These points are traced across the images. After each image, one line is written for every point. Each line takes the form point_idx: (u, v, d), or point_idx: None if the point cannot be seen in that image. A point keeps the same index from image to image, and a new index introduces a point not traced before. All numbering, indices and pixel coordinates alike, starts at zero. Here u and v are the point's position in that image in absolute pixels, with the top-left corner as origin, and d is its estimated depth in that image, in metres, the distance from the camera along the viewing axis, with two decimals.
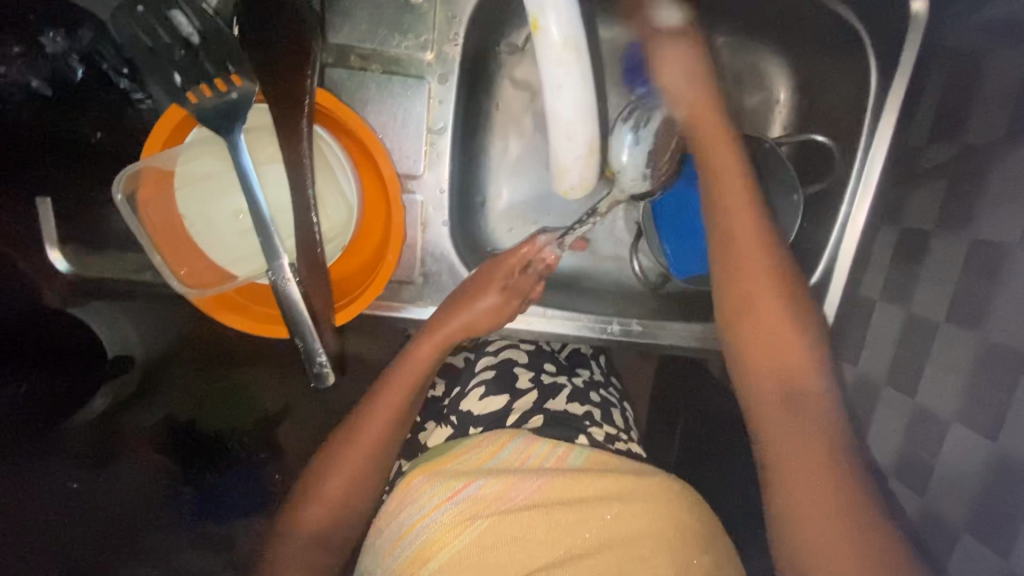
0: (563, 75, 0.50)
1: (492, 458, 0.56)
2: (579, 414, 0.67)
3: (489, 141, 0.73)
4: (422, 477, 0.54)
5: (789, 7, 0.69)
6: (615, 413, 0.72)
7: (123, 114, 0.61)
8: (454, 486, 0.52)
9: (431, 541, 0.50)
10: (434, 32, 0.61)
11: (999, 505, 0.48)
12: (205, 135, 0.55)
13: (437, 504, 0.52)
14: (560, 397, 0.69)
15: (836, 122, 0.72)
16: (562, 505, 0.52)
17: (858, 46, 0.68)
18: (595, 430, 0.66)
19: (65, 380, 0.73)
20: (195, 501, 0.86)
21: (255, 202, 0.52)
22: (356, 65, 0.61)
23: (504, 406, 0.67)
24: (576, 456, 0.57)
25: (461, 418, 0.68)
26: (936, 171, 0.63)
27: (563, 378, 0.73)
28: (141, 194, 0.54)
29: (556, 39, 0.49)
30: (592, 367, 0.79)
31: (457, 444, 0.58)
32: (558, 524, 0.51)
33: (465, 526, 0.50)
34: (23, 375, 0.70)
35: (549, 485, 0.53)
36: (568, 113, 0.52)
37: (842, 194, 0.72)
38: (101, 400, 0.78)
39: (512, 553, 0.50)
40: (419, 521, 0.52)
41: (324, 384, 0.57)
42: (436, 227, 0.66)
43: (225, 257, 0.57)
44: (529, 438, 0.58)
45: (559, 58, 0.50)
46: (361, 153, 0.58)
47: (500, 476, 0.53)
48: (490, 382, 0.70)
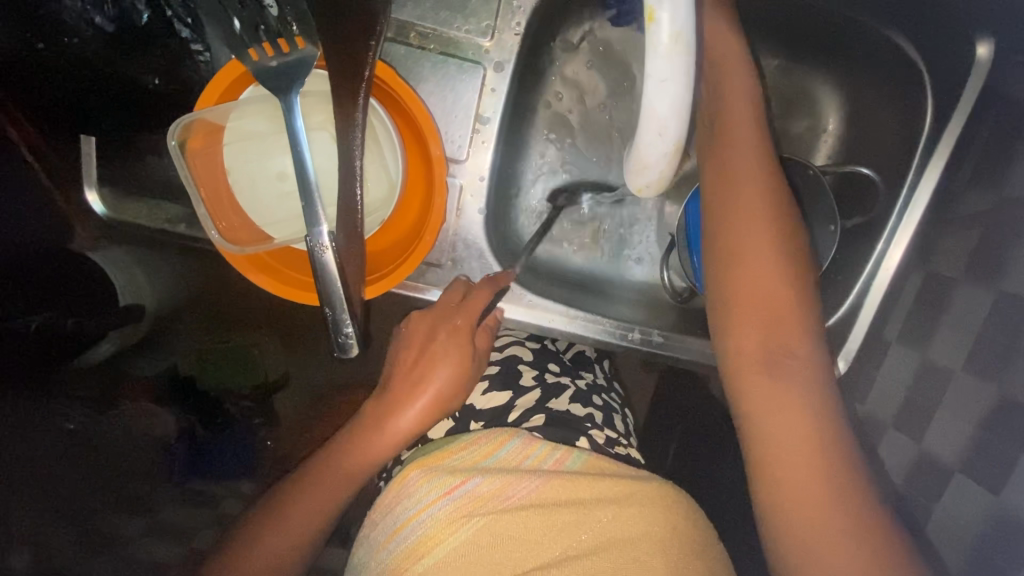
0: (666, 72, 0.40)
1: (489, 456, 0.57)
2: (581, 415, 0.68)
3: (531, 134, 0.73)
4: (417, 472, 0.55)
5: (849, 35, 0.68)
6: (616, 418, 0.74)
7: (181, 63, 0.60)
8: (450, 483, 0.53)
9: (427, 536, 0.51)
10: (496, 19, 0.61)
11: (993, 557, 0.48)
12: (260, 93, 0.55)
13: (433, 500, 0.53)
14: (563, 396, 0.70)
15: (882, 156, 0.72)
16: (557, 506, 0.52)
17: (917, 84, 0.67)
18: (595, 433, 0.67)
19: (67, 320, 0.76)
20: (185, 459, 0.84)
21: (302, 165, 0.52)
22: (415, 43, 0.61)
23: (506, 403, 0.69)
24: (574, 459, 0.58)
25: (464, 412, 0.69)
26: (974, 219, 0.62)
27: (566, 378, 0.74)
28: (190, 143, 0.53)
29: (667, 31, 0.39)
30: (595, 371, 0.80)
31: (453, 441, 0.60)
32: (552, 525, 0.51)
33: (461, 523, 0.51)
34: (30, 307, 0.72)
35: (546, 487, 0.54)
36: (662, 108, 0.42)
37: (881, 231, 0.70)
38: (107, 345, 0.80)
39: (505, 552, 0.49)
40: (415, 516, 0.52)
41: (349, 356, 0.56)
42: (470, 215, 0.66)
43: (264, 218, 0.58)
44: (526, 439, 0.59)
45: (666, 59, 0.40)
46: (410, 131, 0.58)
47: (497, 475, 0.54)
48: (495, 377, 0.72)
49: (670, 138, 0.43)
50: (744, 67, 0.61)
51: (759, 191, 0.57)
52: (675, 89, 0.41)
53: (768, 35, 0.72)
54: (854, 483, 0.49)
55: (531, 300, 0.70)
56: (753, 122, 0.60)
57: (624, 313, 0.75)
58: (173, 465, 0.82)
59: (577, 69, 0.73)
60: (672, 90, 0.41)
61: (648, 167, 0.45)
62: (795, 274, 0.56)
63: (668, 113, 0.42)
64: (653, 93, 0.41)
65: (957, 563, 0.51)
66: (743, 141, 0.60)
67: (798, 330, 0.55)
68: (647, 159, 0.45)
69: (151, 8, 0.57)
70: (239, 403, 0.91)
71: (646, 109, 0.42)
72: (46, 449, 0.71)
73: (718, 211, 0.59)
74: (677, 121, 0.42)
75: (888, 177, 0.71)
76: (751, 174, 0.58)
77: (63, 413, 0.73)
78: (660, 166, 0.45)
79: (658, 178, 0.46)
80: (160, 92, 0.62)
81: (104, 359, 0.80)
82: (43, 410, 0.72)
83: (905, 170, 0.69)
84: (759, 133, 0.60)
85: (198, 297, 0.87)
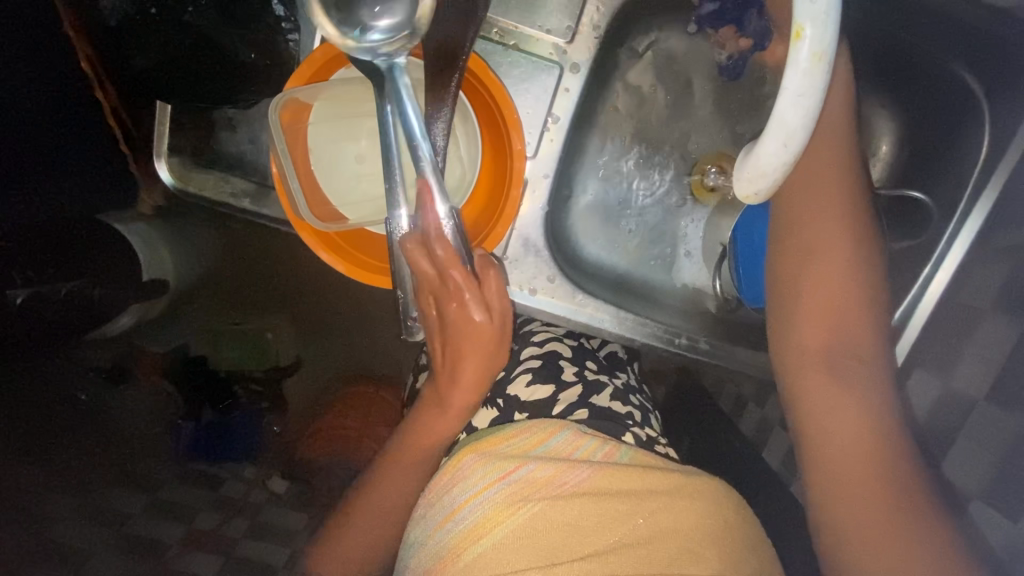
0: (806, 87, 0.39)
1: (541, 444, 0.59)
2: (622, 412, 0.72)
3: (590, 136, 0.75)
4: (473, 456, 0.58)
5: (908, 60, 0.70)
6: (652, 418, 0.77)
7: (274, 44, 0.62)
8: (506, 467, 0.55)
9: (485, 518, 0.53)
10: (576, 22, 0.62)
11: None
12: (351, 76, 0.56)
13: (489, 483, 0.55)
14: (604, 393, 0.73)
15: (933, 182, 0.73)
16: (609, 496, 0.54)
17: (974, 114, 0.69)
18: (637, 430, 0.71)
19: (93, 288, 0.78)
20: (192, 435, 0.89)
21: (388, 150, 0.53)
22: (496, 39, 0.62)
23: (549, 396, 0.71)
24: (622, 454, 0.60)
25: (509, 402, 0.72)
26: (1009, 254, 0.65)
27: (604, 376, 0.76)
28: (284, 119, 0.54)
29: (812, 48, 0.38)
30: (628, 372, 0.82)
31: (504, 428, 0.61)
32: (605, 513, 0.53)
33: (516, 508, 0.53)
34: (61, 275, 0.73)
35: (598, 477, 0.55)
36: (797, 123, 0.40)
37: (931, 255, 0.71)
38: (127, 317, 0.85)
39: (563, 537, 0.52)
40: (472, 498, 0.55)
41: (414, 337, 0.59)
42: (532, 211, 0.68)
43: (342, 198, 0.59)
44: (576, 432, 0.60)
45: (808, 75, 0.39)
46: (487, 124, 0.60)
47: (549, 463, 0.56)
48: (537, 371, 0.74)
49: (794, 151, 0.41)
50: (845, 87, 0.57)
51: (831, 219, 0.59)
52: (811, 104, 0.39)
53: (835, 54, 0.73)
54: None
55: (584, 300, 0.70)
56: (842, 146, 0.59)
57: (668, 318, 0.77)
58: (183, 436, 0.88)
59: (639, 79, 0.75)
60: (806, 106, 0.40)
61: (763, 177, 0.43)
62: (848, 302, 0.59)
63: (801, 125, 0.40)
64: (786, 106, 0.40)
65: None
66: (828, 165, 0.58)
67: (855, 350, 0.59)
68: (764, 169, 0.42)
69: None
70: (248, 386, 1.03)
71: (775, 121, 0.40)
72: (55, 408, 0.69)
73: (789, 236, 0.60)
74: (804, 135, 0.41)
75: (941, 202, 0.72)
76: (827, 198, 0.59)
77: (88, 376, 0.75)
78: (775, 177, 0.43)
79: (769, 190, 0.44)
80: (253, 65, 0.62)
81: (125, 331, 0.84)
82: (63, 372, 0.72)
83: (956, 197, 0.70)
84: (845, 157, 0.59)
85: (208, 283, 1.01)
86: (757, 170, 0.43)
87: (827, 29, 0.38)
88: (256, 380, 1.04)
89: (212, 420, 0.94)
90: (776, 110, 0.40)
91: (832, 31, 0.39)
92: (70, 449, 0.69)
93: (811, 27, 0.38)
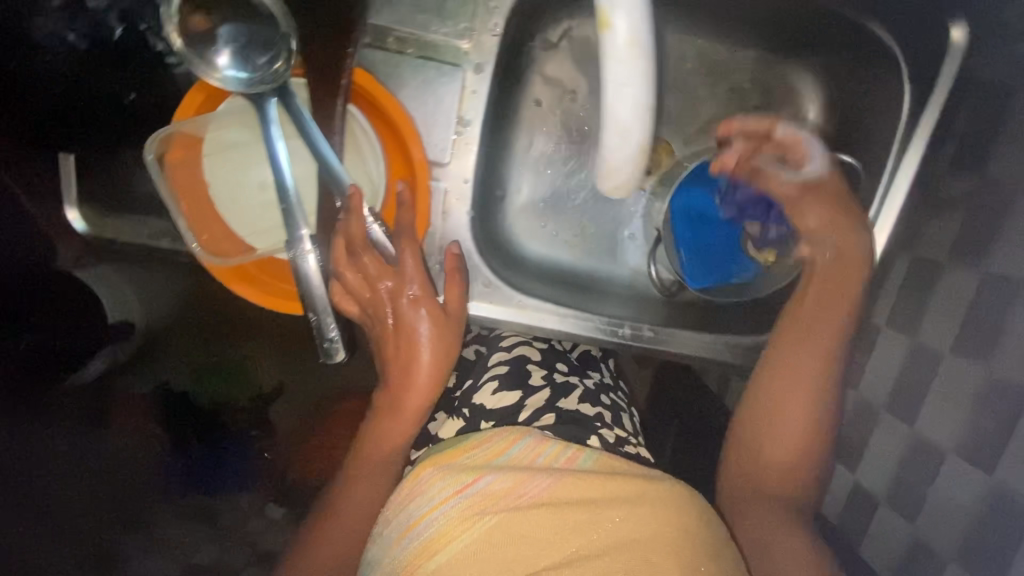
0: (626, 77, 0.45)
1: (501, 454, 0.58)
2: (591, 414, 0.70)
3: (516, 136, 0.74)
4: (431, 469, 0.57)
5: (823, 26, 0.70)
6: (625, 417, 0.75)
7: (159, 79, 0.60)
8: (463, 480, 0.54)
9: (440, 533, 0.51)
10: (474, 20, 0.61)
11: (988, 539, 0.51)
12: (239, 104, 0.54)
13: (446, 497, 0.53)
14: (572, 397, 0.72)
15: (862, 141, 0.73)
16: (568, 505, 0.52)
17: (893, 66, 0.68)
18: (605, 432, 0.68)
19: (56, 340, 0.77)
20: (184, 472, 0.88)
21: (281, 178, 0.53)
22: (393, 48, 0.61)
23: (516, 403, 0.70)
24: (585, 458, 0.58)
25: (474, 411, 0.70)
26: (956, 204, 0.64)
27: (574, 378, 0.75)
28: (171, 156, 0.53)
29: (625, 35, 0.45)
30: (602, 370, 0.81)
31: (467, 440, 0.60)
32: (563, 522, 0.51)
33: (472, 521, 0.51)
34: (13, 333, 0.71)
35: (557, 485, 0.54)
36: (626, 116, 0.47)
37: (862, 217, 0.71)
38: (97, 365, 0.83)
39: (518, 549, 0.49)
40: (428, 513, 0.53)
41: (331, 359, 0.58)
42: (457, 219, 0.66)
43: (247, 229, 0.57)
44: (537, 439, 0.60)
45: (626, 59, 0.45)
46: (390, 137, 0.58)
47: (508, 473, 0.54)
48: (504, 376, 0.73)
49: (633, 142, 0.48)
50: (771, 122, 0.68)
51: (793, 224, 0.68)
52: (634, 90, 0.46)
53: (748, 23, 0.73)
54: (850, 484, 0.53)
55: (521, 301, 0.70)
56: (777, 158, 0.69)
57: (614, 308, 0.76)
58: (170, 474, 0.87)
59: (555, 71, 0.73)
60: (631, 93, 0.46)
61: (617, 171, 0.50)
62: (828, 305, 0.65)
63: (632, 116, 0.47)
64: (615, 95, 0.46)
65: (954, 550, 0.54)
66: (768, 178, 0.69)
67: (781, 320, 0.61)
68: (614, 164, 0.50)
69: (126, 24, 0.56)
70: (236, 415, 0.93)
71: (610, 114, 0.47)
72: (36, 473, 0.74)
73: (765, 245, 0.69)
74: (640, 125, 0.48)
75: (871, 163, 0.72)
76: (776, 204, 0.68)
77: (52, 438, 0.76)
78: (626, 172, 0.51)
79: (625, 183, 0.52)
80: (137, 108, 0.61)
81: (97, 379, 0.83)
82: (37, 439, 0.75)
83: (884, 155, 0.70)
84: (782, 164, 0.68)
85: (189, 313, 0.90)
86: (609, 167, 0.51)
87: (631, 18, 0.45)
88: (244, 411, 0.93)
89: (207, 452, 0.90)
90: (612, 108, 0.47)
91: (638, 22, 0.45)
92: (72, 507, 0.78)
93: (616, 17, 0.44)
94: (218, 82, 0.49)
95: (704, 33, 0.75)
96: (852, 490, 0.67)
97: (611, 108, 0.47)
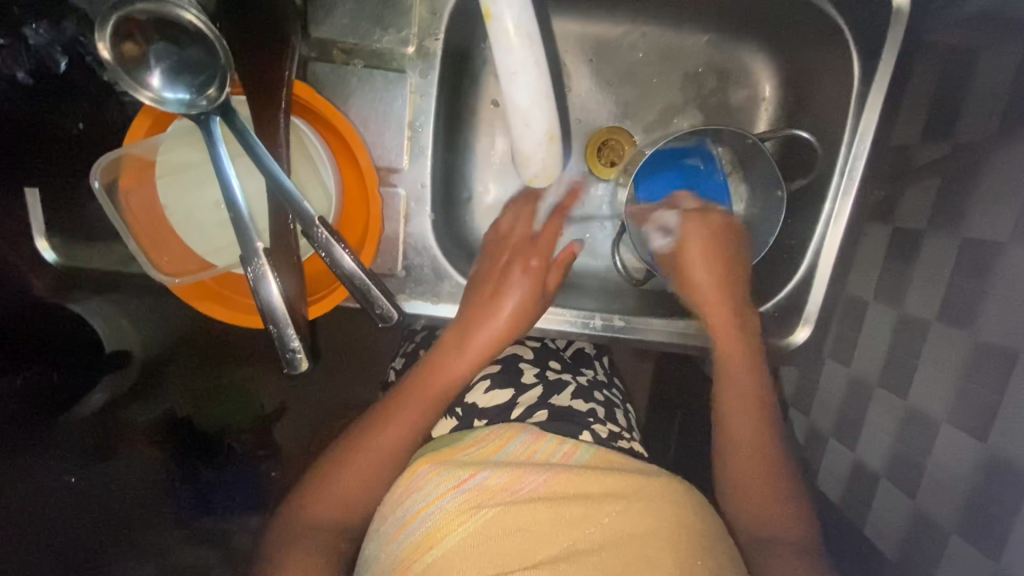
0: (513, 65, 0.54)
1: (498, 451, 0.57)
2: (583, 410, 0.70)
3: (476, 138, 0.75)
4: (428, 466, 0.56)
5: (772, 6, 0.71)
6: (619, 413, 0.74)
7: (104, 106, 0.62)
8: (461, 476, 0.53)
9: (437, 526, 0.50)
10: (416, 26, 0.62)
11: (990, 506, 0.49)
12: (183, 126, 0.55)
13: (443, 492, 0.52)
14: (564, 393, 0.72)
15: (821, 115, 0.73)
16: (565, 500, 0.52)
17: (839, 41, 0.68)
18: (598, 427, 0.68)
19: (54, 374, 0.78)
20: (191, 497, 0.88)
21: (230, 194, 0.53)
22: (338, 59, 0.62)
23: (509, 400, 0.70)
24: (582, 453, 0.58)
25: (467, 410, 0.70)
26: (931, 168, 0.62)
27: (568, 375, 0.75)
28: (121, 182, 0.54)
29: (509, 25, 0.53)
30: (596, 367, 0.81)
31: (463, 438, 0.60)
32: (560, 516, 0.50)
33: (472, 514, 0.50)
34: (17, 368, 0.74)
35: (553, 481, 0.53)
36: (524, 102, 0.56)
37: (827, 190, 0.72)
38: (100, 395, 0.83)
39: (514, 544, 0.49)
40: (425, 508, 0.52)
41: (298, 371, 0.57)
42: (418, 222, 0.67)
43: (205, 247, 0.58)
44: (534, 434, 0.59)
45: (510, 48, 0.54)
46: (340, 146, 0.59)
47: (506, 468, 0.54)
48: (496, 375, 0.73)
49: (535, 127, 0.57)
50: None
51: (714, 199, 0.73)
52: (522, 76, 0.55)
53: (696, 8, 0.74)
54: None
55: None
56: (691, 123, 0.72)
57: (583, 301, 0.75)
58: (180, 504, 0.87)
59: None
60: (520, 79, 0.55)
61: (529, 158, 0.59)
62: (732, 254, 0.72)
63: (527, 104, 0.56)
64: (508, 83, 0.55)
65: (955, 521, 0.52)
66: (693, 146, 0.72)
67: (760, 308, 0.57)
68: (526, 151, 0.59)
69: (70, 55, 0.60)
70: (240, 438, 0.95)
71: (511, 103, 0.56)
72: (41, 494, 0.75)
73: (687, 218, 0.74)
74: (539, 109, 0.56)
75: (829, 136, 0.72)
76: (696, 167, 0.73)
77: (57, 467, 0.77)
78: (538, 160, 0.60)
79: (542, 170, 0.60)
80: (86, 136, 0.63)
81: (99, 408, 0.83)
82: (40, 463, 0.75)
83: (839, 128, 0.71)
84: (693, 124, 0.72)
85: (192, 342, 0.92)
86: (524, 157, 0.60)
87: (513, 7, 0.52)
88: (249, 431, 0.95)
89: (213, 476, 0.91)
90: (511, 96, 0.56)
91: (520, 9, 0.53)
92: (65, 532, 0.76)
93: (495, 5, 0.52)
94: (154, 101, 0.50)
95: (653, 22, 0.75)
96: (852, 470, 0.65)
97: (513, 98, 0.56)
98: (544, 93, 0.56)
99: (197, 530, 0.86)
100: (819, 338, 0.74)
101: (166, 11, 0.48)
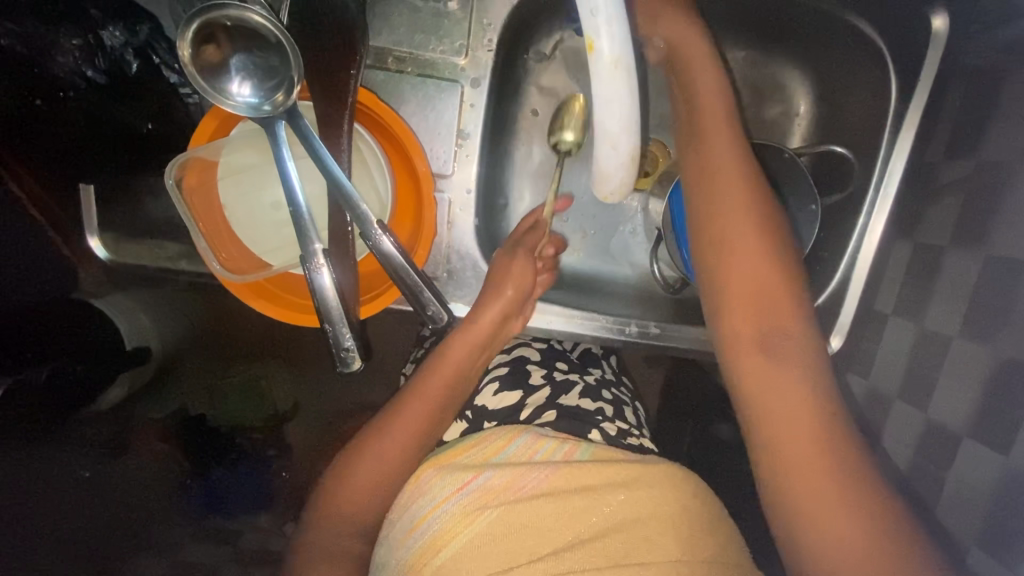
0: (612, 94, 0.50)
1: (499, 452, 0.55)
2: (591, 409, 0.67)
3: (515, 144, 0.76)
4: (432, 470, 0.55)
5: (811, 26, 0.73)
6: (627, 410, 0.72)
7: (172, 107, 0.65)
8: (463, 478, 0.53)
9: (443, 531, 0.51)
10: (468, 37, 0.63)
11: (1008, 520, 0.49)
12: (249, 129, 0.57)
13: (447, 495, 0.52)
14: (572, 393, 0.69)
15: (855, 132, 0.75)
16: (567, 495, 0.52)
17: (879, 62, 0.71)
18: (607, 425, 0.66)
19: (77, 366, 0.76)
20: (201, 495, 0.89)
21: (293, 195, 0.55)
22: (393, 67, 0.64)
23: (517, 402, 0.67)
24: (583, 452, 0.56)
25: (477, 412, 0.68)
26: (954, 188, 0.64)
27: (575, 375, 0.72)
28: (187, 181, 0.55)
29: (609, 57, 0.49)
30: (603, 367, 0.79)
31: (465, 439, 0.58)
32: (561, 512, 0.51)
33: (475, 516, 0.51)
34: (37, 362, 0.71)
35: (556, 477, 0.53)
36: (614, 128, 0.52)
37: (862, 204, 0.74)
38: (116, 390, 0.81)
39: (518, 541, 0.50)
40: (431, 512, 0.52)
41: (349, 369, 0.58)
42: (462, 227, 0.68)
43: (260, 246, 0.60)
44: (535, 435, 0.57)
45: (611, 80, 0.50)
46: (395, 152, 0.61)
47: (506, 468, 0.53)
48: (504, 377, 0.71)
49: (623, 150, 0.54)
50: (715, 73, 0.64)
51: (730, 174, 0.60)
52: (621, 106, 0.51)
53: (734, 25, 0.76)
54: (858, 472, 0.49)
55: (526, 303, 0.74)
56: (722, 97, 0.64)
57: (618, 307, 0.77)
58: (187, 502, 0.86)
59: (548, 82, 0.75)
60: (618, 107, 0.51)
61: (609, 177, 0.57)
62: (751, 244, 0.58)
63: (619, 129, 0.53)
64: (603, 110, 0.52)
65: (970, 536, 0.52)
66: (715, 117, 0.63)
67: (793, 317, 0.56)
68: (607, 170, 0.56)
69: (141, 59, 0.61)
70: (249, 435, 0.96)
71: (601, 126, 0.53)
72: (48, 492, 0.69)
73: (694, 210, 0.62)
74: (627, 136, 0.54)
75: (863, 153, 0.74)
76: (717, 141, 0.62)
77: (72, 462, 0.73)
78: (619, 177, 0.57)
79: (619, 186, 0.58)
80: (154, 135, 0.66)
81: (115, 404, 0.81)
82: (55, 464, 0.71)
83: (874, 145, 0.73)
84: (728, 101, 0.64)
85: (204, 339, 0.93)
86: (603, 173, 0.57)
87: (617, 39, 0.48)
88: (259, 430, 0.96)
89: (223, 473, 0.92)
90: (598, 118, 0.53)
91: (622, 42, 0.49)
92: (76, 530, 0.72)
93: (603, 40, 0.48)
94: (231, 109, 0.52)
95: None
96: None
97: (602, 119, 0.52)
98: (633, 121, 0.53)
99: (202, 528, 0.85)
100: (846, 351, 0.75)
101: (247, 21, 0.51)
